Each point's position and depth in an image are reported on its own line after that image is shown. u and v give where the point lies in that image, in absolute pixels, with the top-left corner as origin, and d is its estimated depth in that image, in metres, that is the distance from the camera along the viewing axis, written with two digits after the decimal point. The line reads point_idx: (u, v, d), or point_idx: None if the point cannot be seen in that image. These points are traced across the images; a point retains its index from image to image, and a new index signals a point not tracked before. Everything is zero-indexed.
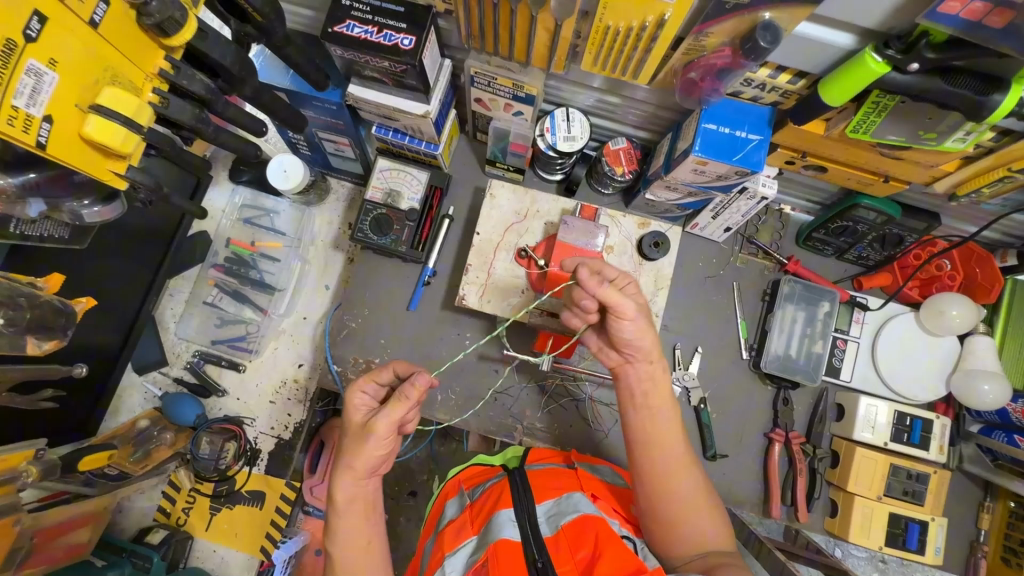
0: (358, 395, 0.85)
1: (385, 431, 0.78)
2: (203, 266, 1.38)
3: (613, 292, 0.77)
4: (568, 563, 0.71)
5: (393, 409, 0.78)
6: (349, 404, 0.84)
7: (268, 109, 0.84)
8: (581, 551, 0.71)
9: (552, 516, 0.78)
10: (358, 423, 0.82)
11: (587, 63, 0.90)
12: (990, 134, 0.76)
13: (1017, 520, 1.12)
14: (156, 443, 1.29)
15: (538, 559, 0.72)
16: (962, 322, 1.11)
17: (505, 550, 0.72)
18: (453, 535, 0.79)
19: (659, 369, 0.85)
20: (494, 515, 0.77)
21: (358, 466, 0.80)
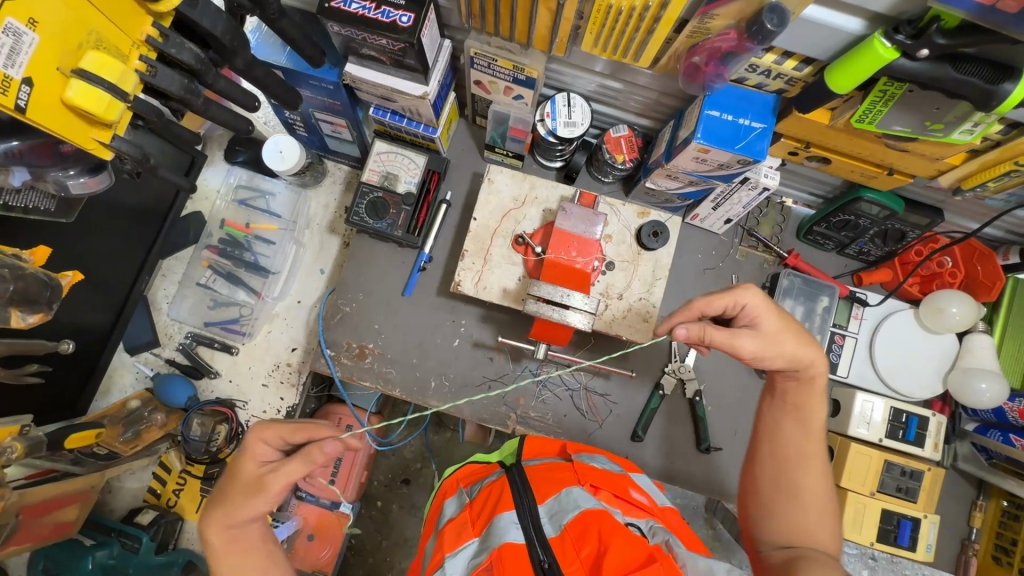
0: (259, 445, 0.82)
1: (279, 486, 0.78)
2: (197, 247, 1.36)
3: (727, 337, 0.81)
4: (573, 562, 0.70)
5: (292, 469, 0.79)
6: (247, 453, 0.81)
7: (261, 84, 0.82)
8: (585, 548, 0.71)
9: (553, 515, 0.76)
10: (251, 476, 0.79)
11: (588, 45, 0.88)
12: (997, 126, 0.75)
13: (1009, 518, 1.12)
14: (147, 423, 1.28)
15: (544, 561, 0.71)
16: (961, 320, 1.10)
17: (510, 554, 0.69)
18: (452, 538, 0.77)
19: (812, 375, 0.85)
20: (494, 519, 0.75)
21: (246, 512, 0.77)
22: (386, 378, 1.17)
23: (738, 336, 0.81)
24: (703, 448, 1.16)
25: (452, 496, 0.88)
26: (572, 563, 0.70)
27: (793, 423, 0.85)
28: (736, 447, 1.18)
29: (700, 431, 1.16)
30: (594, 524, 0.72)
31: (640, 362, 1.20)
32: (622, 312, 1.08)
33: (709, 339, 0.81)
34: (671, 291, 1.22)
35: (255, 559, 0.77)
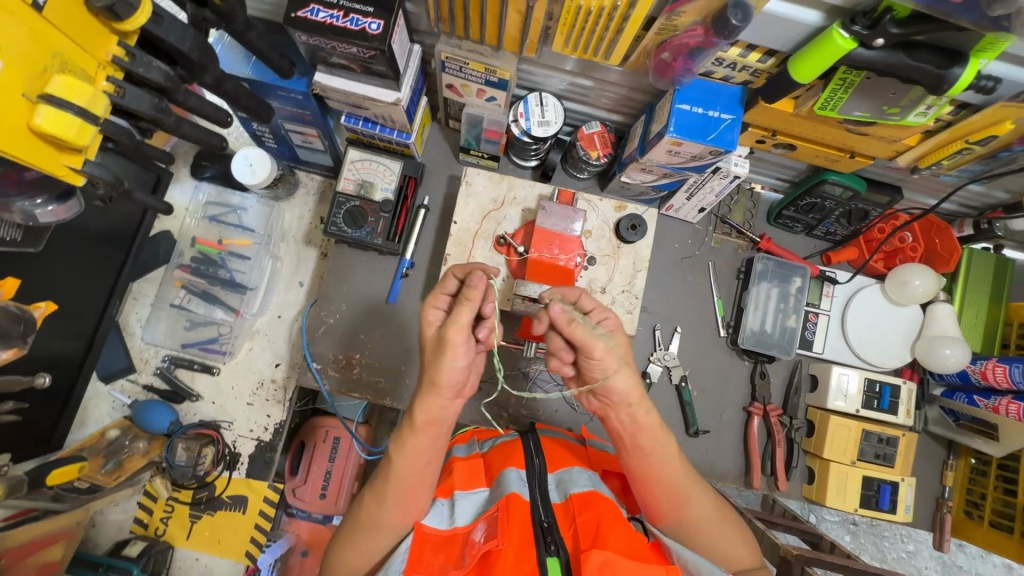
0: (432, 313, 0.84)
1: (459, 338, 0.77)
2: (168, 267, 1.32)
3: (586, 334, 0.75)
4: (569, 527, 0.77)
5: (458, 314, 0.78)
6: (423, 320, 0.83)
7: (231, 99, 0.81)
8: (582, 515, 0.77)
9: (560, 485, 0.85)
10: (433, 338, 0.81)
11: (560, 45, 0.89)
12: (948, 108, 0.79)
13: (978, 474, 1.19)
14: (129, 452, 1.24)
15: (544, 520, 0.78)
16: (924, 291, 1.15)
17: (514, 505, 0.77)
18: (464, 479, 0.89)
19: (641, 412, 0.81)
20: (504, 472, 0.87)
21: (439, 381, 0.78)
22: (376, 387, 1.16)
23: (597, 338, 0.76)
24: (691, 432, 1.19)
25: (470, 440, 1.03)
26: (570, 526, 0.77)
27: (647, 463, 0.82)
28: (723, 428, 1.21)
29: (688, 416, 1.19)
30: (598, 502, 0.78)
31: None
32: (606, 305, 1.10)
33: (570, 329, 0.76)
34: (651, 281, 1.25)
35: (424, 442, 0.82)
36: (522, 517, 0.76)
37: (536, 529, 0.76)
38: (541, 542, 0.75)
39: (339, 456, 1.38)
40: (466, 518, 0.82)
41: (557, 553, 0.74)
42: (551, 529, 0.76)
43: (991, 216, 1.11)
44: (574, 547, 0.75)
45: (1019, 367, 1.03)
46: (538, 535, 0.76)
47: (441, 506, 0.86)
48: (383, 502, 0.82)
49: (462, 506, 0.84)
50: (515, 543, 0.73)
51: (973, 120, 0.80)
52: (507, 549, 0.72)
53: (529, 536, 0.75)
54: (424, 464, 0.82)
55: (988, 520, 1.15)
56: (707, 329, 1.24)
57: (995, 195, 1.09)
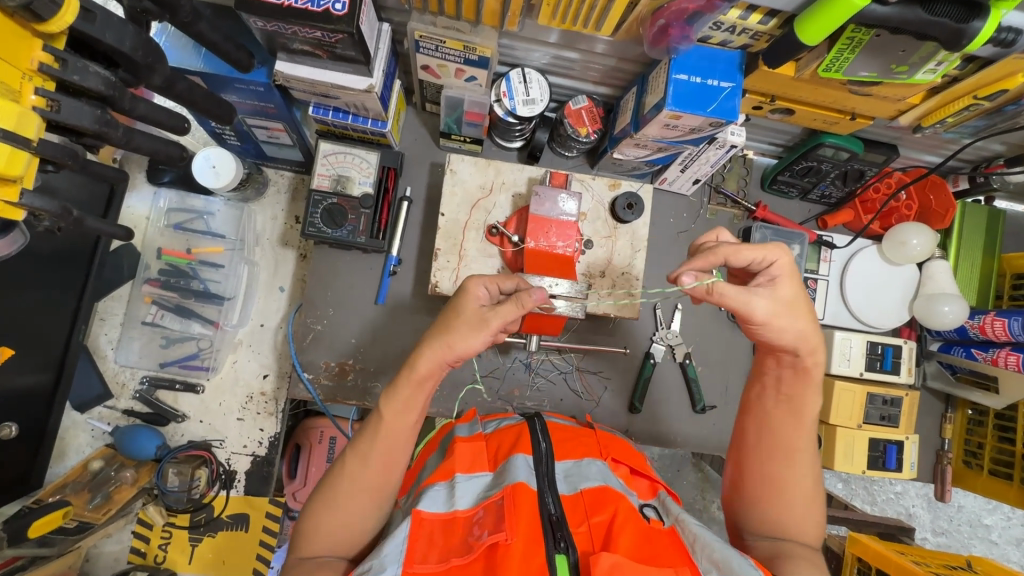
0: (479, 289, 0.80)
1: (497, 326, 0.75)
2: (134, 283, 1.23)
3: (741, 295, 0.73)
4: (581, 524, 0.76)
5: (508, 308, 0.76)
6: (467, 292, 0.79)
7: (186, 102, 0.72)
8: (598, 515, 0.76)
9: (570, 476, 0.84)
10: (472, 314, 0.77)
11: (544, 16, 0.82)
12: (958, 63, 0.75)
13: (975, 424, 1.22)
14: (117, 483, 1.16)
15: (553, 514, 0.75)
16: (922, 250, 1.14)
17: (521, 495, 0.75)
18: (467, 463, 0.85)
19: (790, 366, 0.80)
20: (511, 458, 0.84)
21: (456, 349, 0.75)
22: (374, 393, 1.12)
23: (753, 297, 0.74)
24: (698, 409, 1.18)
25: (473, 417, 0.99)
26: (582, 523, 0.76)
27: (782, 406, 0.81)
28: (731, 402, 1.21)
29: (694, 393, 1.18)
30: (611, 499, 0.77)
31: (628, 336, 1.19)
32: (606, 290, 1.06)
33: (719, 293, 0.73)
34: (650, 259, 1.21)
35: (419, 397, 0.78)
36: (530, 510, 0.74)
37: (546, 522, 0.74)
38: (552, 539, 0.72)
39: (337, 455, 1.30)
40: (468, 503, 0.79)
41: (566, 551, 0.71)
42: (560, 524, 0.74)
43: (989, 169, 1.09)
44: (585, 547, 0.73)
45: (1019, 320, 1.04)
46: (547, 530, 0.73)
47: (437, 488, 0.81)
48: (368, 462, 0.77)
49: (462, 494, 0.80)
50: (523, 537, 0.71)
51: (982, 75, 0.76)
52: (516, 544, 0.70)
53: (537, 530, 0.73)
54: (413, 422, 0.79)
55: (988, 468, 1.18)
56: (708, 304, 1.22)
57: (992, 147, 1.06)
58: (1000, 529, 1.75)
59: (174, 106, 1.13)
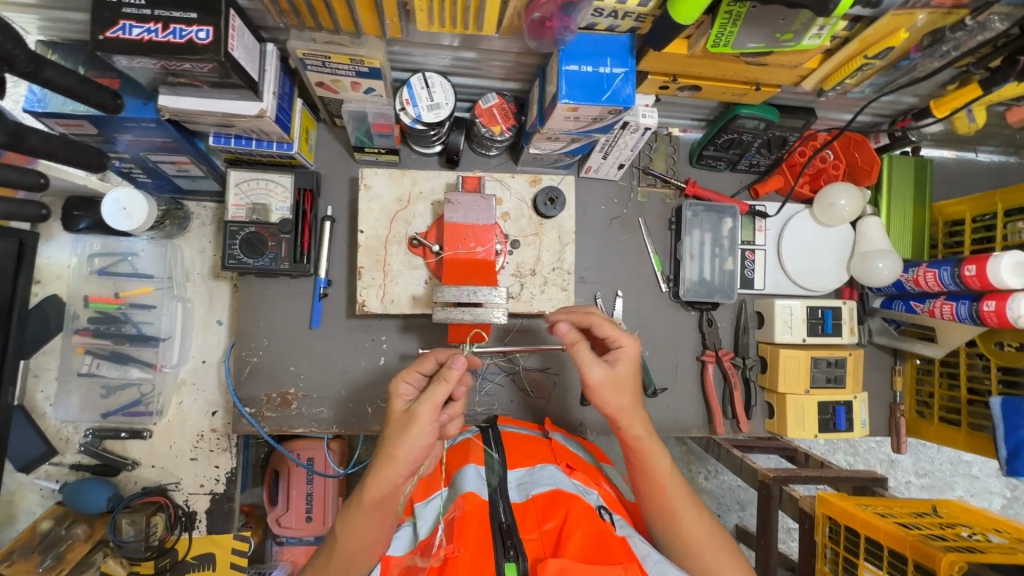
0: (403, 386, 0.77)
1: (428, 420, 0.70)
2: (65, 334, 1.19)
3: (581, 356, 0.79)
4: (533, 531, 0.74)
5: (432, 392, 0.70)
6: (393, 394, 0.77)
7: (46, 154, 0.69)
8: (549, 522, 0.74)
9: (523, 484, 0.82)
10: (401, 415, 0.74)
11: (423, 22, 0.81)
12: (842, 25, 0.74)
13: (924, 373, 1.24)
14: (69, 541, 1.15)
15: (503, 522, 0.73)
16: (851, 210, 1.14)
17: (471, 506, 0.74)
18: (423, 489, 0.85)
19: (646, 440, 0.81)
20: (462, 470, 0.83)
21: (397, 458, 0.71)
22: (320, 418, 1.11)
23: (591, 362, 0.79)
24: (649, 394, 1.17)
25: None
26: (533, 530, 0.74)
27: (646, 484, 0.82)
28: (681, 383, 1.21)
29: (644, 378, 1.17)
30: (563, 502, 0.76)
31: None
32: (539, 288, 1.05)
33: (575, 349, 0.79)
34: (585, 249, 1.20)
35: (372, 522, 0.75)
36: (479, 519, 0.73)
37: (495, 530, 0.72)
38: (501, 547, 0.70)
39: (317, 479, 1.34)
40: (428, 528, 0.78)
41: (516, 558, 0.70)
42: (511, 532, 0.72)
43: (903, 124, 1.08)
44: (535, 555, 0.71)
45: (947, 269, 1.03)
46: (497, 539, 0.71)
47: (404, 529, 0.83)
48: None
49: (423, 515, 0.79)
50: (472, 548, 0.70)
51: (870, 33, 0.75)
52: (463, 556, 0.69)
53: (487, 539, 0.71)
54: (371, 543, 0.77)
55: (938, 416, 1.19)
56: (649, 288, 1.21)
57: (906, 100, 1.06)
58: (979, 464, 1.76)
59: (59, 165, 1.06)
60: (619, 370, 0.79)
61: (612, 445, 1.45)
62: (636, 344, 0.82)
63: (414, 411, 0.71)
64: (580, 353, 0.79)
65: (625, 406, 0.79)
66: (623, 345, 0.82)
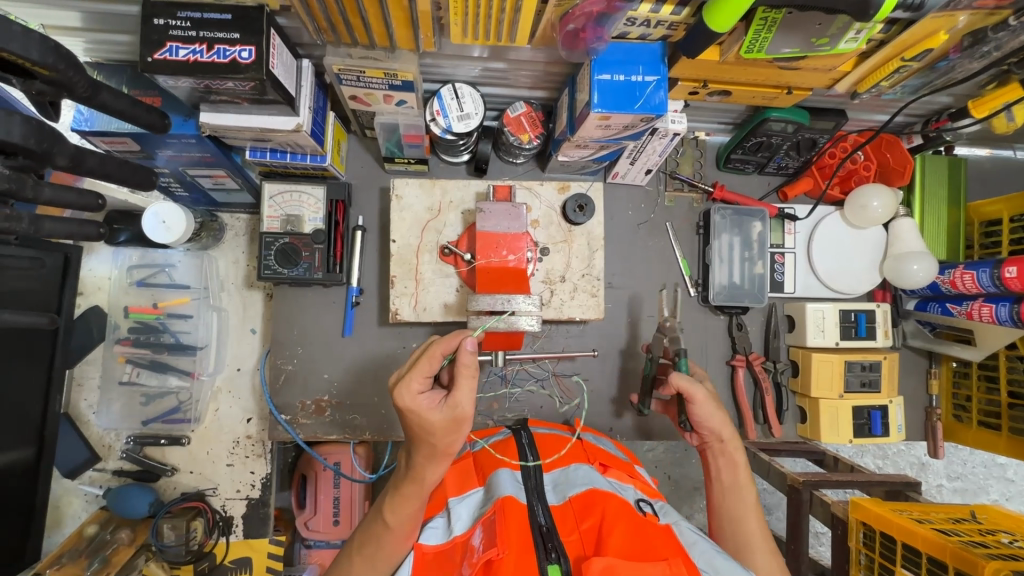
0: (419, 398, 0.74)
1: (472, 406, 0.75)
2: (107, 345, 1.24)
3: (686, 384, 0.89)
4: (572, 532, 0.72)
5: (467, 386, 0.74)
6: (416, 411, 0.73)
7: (100, 174, 0.71)
8: (586, 521, 0.73)
9: (559, 486, 0.81)
10: (443, 421, 0.74)
11: (456, 34, 0.82)
12: (880, 28, 0.73)
13: (960, 377, 1.21)
14: (113, 545, 1.19)
15: (543, 524, 0.73)
16: (884, 211, 1.13)
17: (510, 508, 0.73)
18: (458, 486, 0.86)
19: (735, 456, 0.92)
20: (496, 473, 0.83)
21: (454, 450, 0.77)
22: (354, 425, 1.12)
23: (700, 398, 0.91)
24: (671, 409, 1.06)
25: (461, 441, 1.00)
26: (572, 532, 0.72)
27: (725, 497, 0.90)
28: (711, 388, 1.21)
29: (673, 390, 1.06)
30: (598, 502, 0.74)
31: (599, 337, 1.18)
32: (569, 294, 1.06)
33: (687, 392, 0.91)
34: (612, 254, 1.20)
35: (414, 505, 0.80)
36: (519, 521, 0.71)
37: (536, 533, 0.71)
38: (543, 550, 0.69)
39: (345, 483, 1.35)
40: (464, 525, 0.77)
41: (559, 561, 0.68)
42: (552, 534, 0.71)
43: (937, 124, 1.06)
44: (576, 554, 0.69)
45: (986, 271, 1.01)
46: (539, 542, 0.70)
47: (438, 521, 0.81)
48: (375, 565, 0.82)
49: (458, 513, 0.79)
50: (515, 550, 0.67)
51: (907, 35, 0.74)
52: (508, 558, 0.66)
53: (529, 543, 0.70)
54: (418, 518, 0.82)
55: (977, 420, 1.17)
56: (677, 292, 1.21)
57: (940, 100, 1.04)
58: (1016, 467, 1.72)
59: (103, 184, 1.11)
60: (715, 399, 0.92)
61: (638, 449, 1.45)
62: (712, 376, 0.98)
63: (456, 409, 0.73)
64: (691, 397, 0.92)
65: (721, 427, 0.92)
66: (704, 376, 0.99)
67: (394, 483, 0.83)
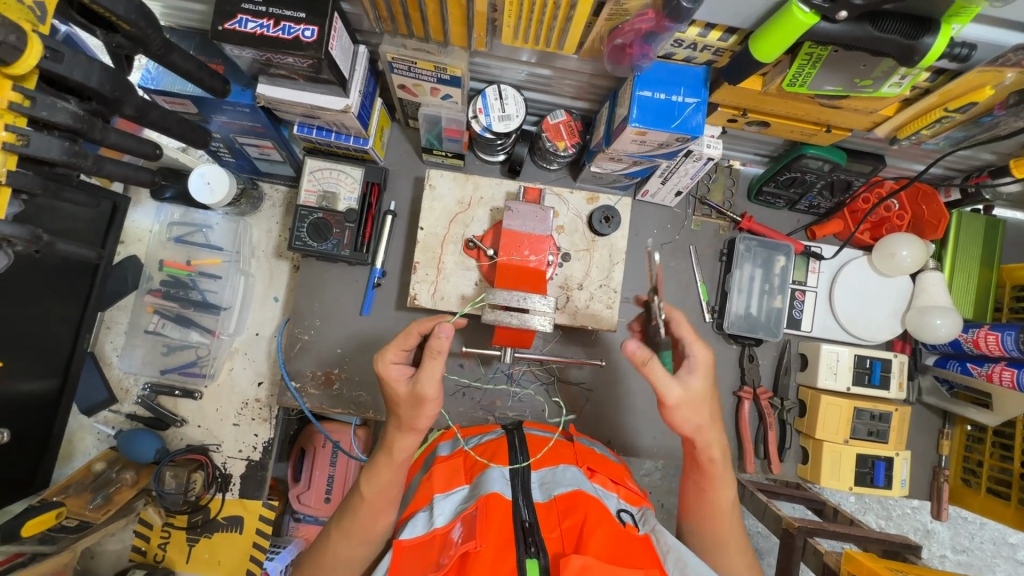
0: (393, 368, 0.82)
1: (435, 392, 0.79)
2: (139, 293, 1.30)
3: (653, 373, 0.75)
4: (554, 530, 0.73)
5: (432, 367, 0.77)
6: (386, 378, 0.82)
7: (161, 127, 0.76)
8: (568, 519, 0.73)
9: (545, 484, 0.82)
10: (406, 394, 0.80)
11: (509, 38, 0.85)
12: (925, 76, 0.74)
13: (973, 441, 1.18)
14: (117, 484, 1.23)
15: (525, 520, 0.73)
16: (912, 262, 1.11)
17: (494, 505, 0.74)
18: (445, 482, 0.84)
19: (716, 448, 0.82)
20: (485, 471, 0.82)
21: (416, 425, 0.81)
22: (359, 402, 1.15)
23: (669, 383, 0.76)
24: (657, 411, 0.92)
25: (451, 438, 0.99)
26: (554, 529, 0.73)
27: (698, 484, 0.86)
28: (714, 416, 1.20)
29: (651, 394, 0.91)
30: (582, 504, 0.75)
31: (610, 349, 1.19)
32: (584, 302, 1.07)
33: (649, 368, 0.74)
34: (633, 270, 1.21)
35: (393, 477, 0.83)
36: (502, 517, 0.72)
37: (517, 528, 0.72)
38: (523, 543, 0.70)
39: (339, 461, 1.40)
40: (446, 520, 0.77)
41: (538, 556, 0.69)
42: (533, 530, 0.72)
43: (977, 180, 1.06)
44: (557, 551, 0.70)
45: (1011, 334, 1.00)
46: (519, 535, 0.71)
47: (420, 516, 0.80)
48: (351, 540, 0.84)
49: (442, 507, 0.79)
50: (493, 544, 0.69)
51: (952, 86, 0.75)
52: (485, 551, 0.67)
53: (510, 537, 0.70)
54: (393, 494, 0.84)
55: (985, 487, 1.13)
56: (692, 316, 1.21)
57: (983, 156, 1.03)
58: None
59: (162, 137, 1.19)
60: (694, 392, 0.77)
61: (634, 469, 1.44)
62: (710, 353, 0.79)
63: (419, 388, 0.78)
64: (652, 372, 0.75)
65: (704, 423, 0.79)
66: (698, 353, 0.78)
67: (371, 461, 0.86)
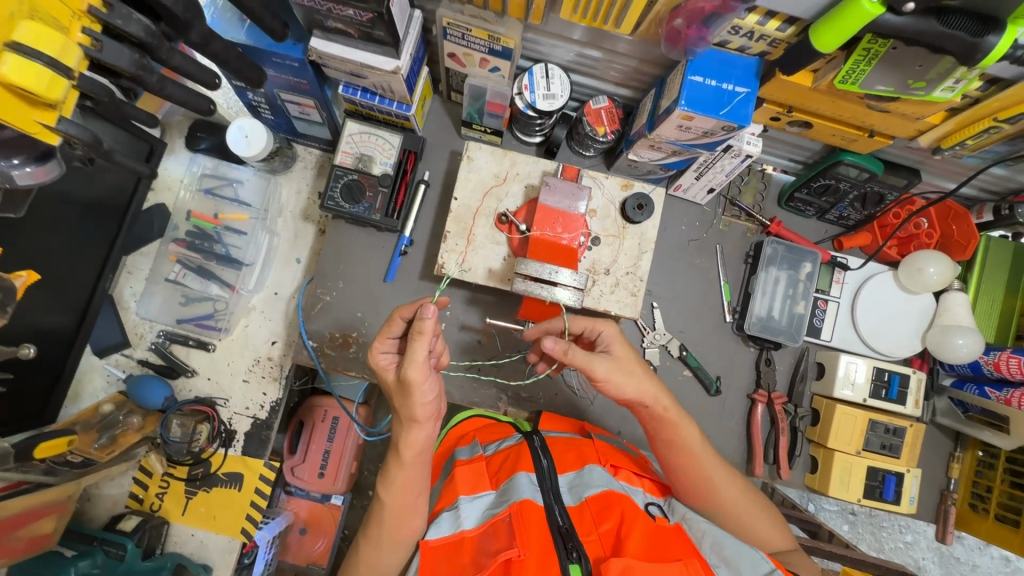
0: (382, 359, 0.83)
1: (420, 376, 0.74)
2: (163, 241, 1.30)
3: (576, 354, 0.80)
4: (592, 533, 0.74)
5: (413, 350, 0.73)
6: (377, 368, 0.83)
7: (220, 59, 0.77)
8: (605, 523, 0.74)
9: (574, 487, 0.81)
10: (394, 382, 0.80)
11: (567, 12, 0.87)
12: (978, 82, 0.75)
13: (985, 467, 1.17)
14: (123, 427, 1.23)
15: (562, 525, 0.74)
16: (938, 279, 1.12)
17: (529, 511, 0.74)
18: (470, 484, 0.82)
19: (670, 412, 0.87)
20: (512, 477, 0.80)
21: (416, 416, 0.77)
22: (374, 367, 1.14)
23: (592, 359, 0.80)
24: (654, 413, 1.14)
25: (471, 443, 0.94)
26: (591, 531, 0.74)
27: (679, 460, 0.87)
28: (727, 417, 1.19)
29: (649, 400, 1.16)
30: (615, 502, 0.76)
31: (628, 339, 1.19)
32: (609, 288, 1.07)
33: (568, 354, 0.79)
34: (659, 262, 1.22)
35: (413, 476, 0.81)
36: (539, 523, 0.73)
37: (555, 533, 0.72)
38: (563, 548, 0.71)
39: (339, 430, 1.40)
40: (475, 522, 0.77)
41: (580, 561, 0.70)
42: (572, 534, 0.72)
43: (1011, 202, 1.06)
44: (597, 556, 0.72)
45: None
46: (558, 542, 0.71)
47: (445, 515, 0.79)
48: (380, 547, 0.82)
49: (469, 511, 0.78)
50: (535, 552, 0.70)
51: (1004, 96, 0.76)
52: (529, 560, 0.69)
53: (549, 543, 0.71)
54: (415, 495, 0.82)
55: (994, 513, 1.13)
56: (713, 315, 1.21)
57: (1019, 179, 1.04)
58: None
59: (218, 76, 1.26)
60: (618, 361, 0.83)
61: None
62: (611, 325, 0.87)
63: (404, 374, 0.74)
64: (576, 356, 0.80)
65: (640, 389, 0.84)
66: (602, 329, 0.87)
67: (382, 471, 0.84)
